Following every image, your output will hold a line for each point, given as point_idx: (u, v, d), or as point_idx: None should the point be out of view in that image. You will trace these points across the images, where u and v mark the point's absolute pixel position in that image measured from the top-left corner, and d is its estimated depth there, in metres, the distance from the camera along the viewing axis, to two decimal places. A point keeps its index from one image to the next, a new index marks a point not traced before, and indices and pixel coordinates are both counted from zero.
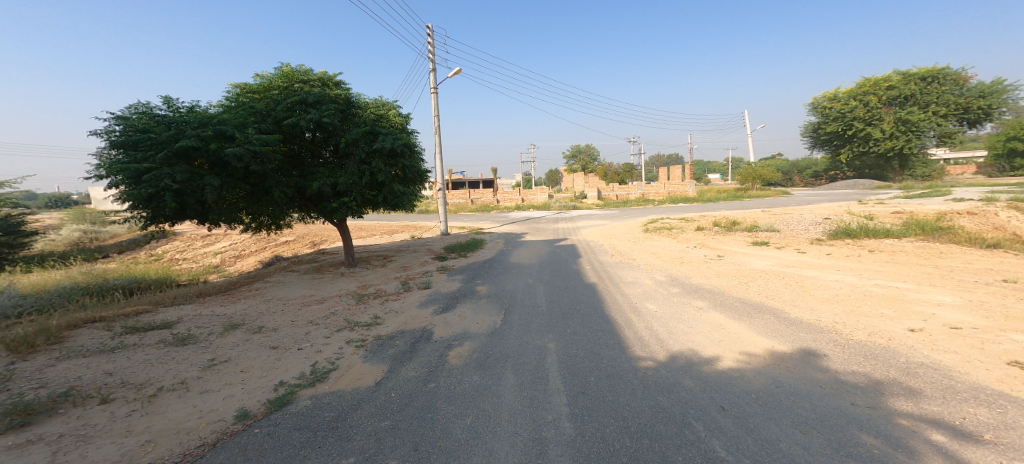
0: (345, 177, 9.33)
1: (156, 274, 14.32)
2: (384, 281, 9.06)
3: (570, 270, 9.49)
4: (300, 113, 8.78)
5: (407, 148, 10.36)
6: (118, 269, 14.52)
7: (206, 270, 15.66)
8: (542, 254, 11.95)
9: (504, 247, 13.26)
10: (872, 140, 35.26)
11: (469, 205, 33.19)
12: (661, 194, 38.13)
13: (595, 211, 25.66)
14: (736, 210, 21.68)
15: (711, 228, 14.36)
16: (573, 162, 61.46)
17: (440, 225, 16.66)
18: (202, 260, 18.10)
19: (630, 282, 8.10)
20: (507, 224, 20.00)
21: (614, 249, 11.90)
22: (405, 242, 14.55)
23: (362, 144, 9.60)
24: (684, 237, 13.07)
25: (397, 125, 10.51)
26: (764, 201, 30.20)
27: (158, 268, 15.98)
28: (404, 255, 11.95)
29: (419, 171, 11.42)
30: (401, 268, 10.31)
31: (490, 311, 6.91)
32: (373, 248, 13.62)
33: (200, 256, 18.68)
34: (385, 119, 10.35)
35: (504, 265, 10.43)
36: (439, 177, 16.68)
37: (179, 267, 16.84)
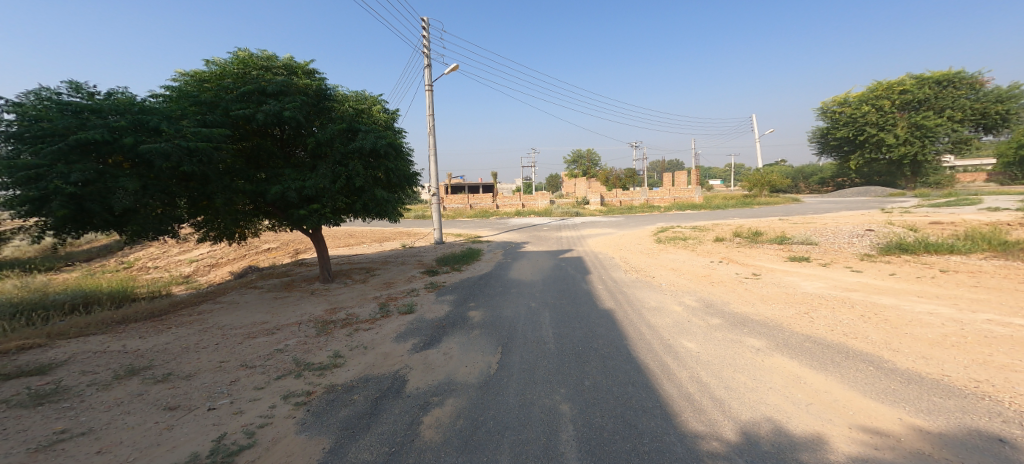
0: (315, 180, 7.89)
1: (114, 285, 12.85)
2: (361, 302, 7.61)
3: (581, 291, 8.04)
4: (258, 104, 7.40)
5: (394, 149, 8.85)
6: (73, 280, 13.05)
7: (173, 282, 14.20)
8: (547, 268, 10.50)
9: (503, 259, 11.80)
10: (884, 145, 34.09)
11: (467, 211, 31.82)
12: (665, 201, 36.82)
13: (599, 218, 24.28)
14: (751, 218, 20.35)
15: (731, 239, 12.95)
16: (574, 168, 60.32)
17: (433, 233, 15.22)
18: (174, 269, 16.65)
19: (654, 308, 6.66)
20: (506, 232, 18.57)
21: (628, 263, 10.45)
22: (394, 252, 13.10)
23: (337, 142, 8.13)
24: (705, 250, 11.66)
25: (383, 121, 9.04)
26: (775, 209, 28.96)
27: (122, 279, 14.52)
28: (391, 268, 10.52)
29: (409, 175, 9.90)
30: (383, 285, 8.87)
31: (483, 349, 5.47)
32: (356, 258, 12.16)
33: (173, 265, 17.22)
34: (368, 115, 8.90)
35: (502, 282, 8.97)
36: (433, 180, 15.27)
37: (147, 277, 15.39)
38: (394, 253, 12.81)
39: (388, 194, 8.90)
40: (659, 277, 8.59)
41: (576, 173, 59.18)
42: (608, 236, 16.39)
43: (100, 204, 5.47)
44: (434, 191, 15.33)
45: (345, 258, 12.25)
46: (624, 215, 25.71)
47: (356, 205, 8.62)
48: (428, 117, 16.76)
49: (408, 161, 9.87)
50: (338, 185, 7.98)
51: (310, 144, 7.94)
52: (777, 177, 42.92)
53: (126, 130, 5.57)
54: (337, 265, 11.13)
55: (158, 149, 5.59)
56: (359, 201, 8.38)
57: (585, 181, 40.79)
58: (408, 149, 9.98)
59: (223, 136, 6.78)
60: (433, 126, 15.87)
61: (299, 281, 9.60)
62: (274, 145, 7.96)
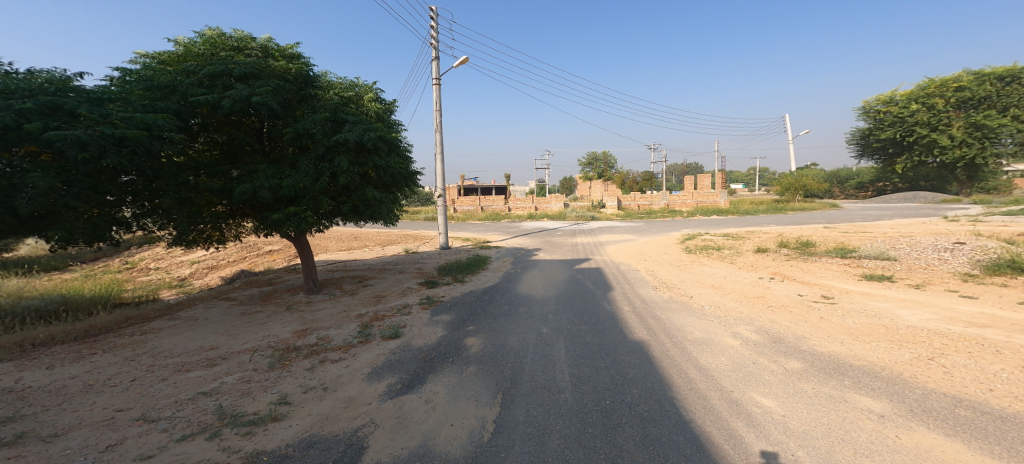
0: (296, 177, 6.62)
1: (103, 289, 12.05)
2: (343, 320, 6.35)
3: (603, 313, 6.61)
4: (224, 89, 6.20)
5: (387, 143, 7.59)
6: (61, 283, 12.33)
7: (165, 284, 13.33)
8: (561, 281, 9.11)
9: (513, 269, 10.42)
10: (936, 147, 31.49)
11: (479, 213, 30.58)
12: (688, 205, 34.76)
13: (619, 222, 22.67)
14: (792, 225, 18.44)
15: (777, 249, 11.24)
16: (592, 170, 58.52)
17: (439, 237, 13.98)
18: (171, 271, 15.90)
19: (702, 340, 5.15)
20: (518, 236, 17.22)
21: (655, 277, 8.96)
22: (394, 257, 11.88)
23: (322, 133, 6.86)
24: (745, 262, 10.03)
25: (375, 112, 7.80)
26: (813, 215, 26.75)
27: (115, 281, 13.77)
28: (386, 277, 9.30)
29: (408, 174, 8.63)
30: (373, 298, 7.65)
31: (479, 400, 4.09)
32: (351, 265, 10.99)
33: (168, 264, 16.40)
34: (358, 105, 7.69)
35: (507, 299, 7.64)
36: (439, 180, 14.06)
37: (139, 278, 14.53)
38: (394, 259, 11.62)
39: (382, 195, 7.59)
40: (696, 297, 7.09)
41: (593, 175, 57.28)
42: (629, 243, 14.85)
43: (6, 203, 4.50)
44: (441, 192, 14.12)
45: (339, 264, 11.10)
46: (646, 220, 23.99)
47: (345, 208, 7.30)
48: (435, 113, 15.59)
49: (406, 159, 8.62)
50: (322, 183, 6.71)
51: (287, 136, 6.69)
52: (812, 181, 40.20)
53: (34, 113, 4.62)
54: (330, 272, 9.97)
55: (70, 136, 4.62)
56: (348, 204, 7.06)
57: (603, 183, 39.02)
58: (405, 145, 8.74)
59: (171, 124, 5.68)
60: (440, 123, 14.69)
61: (281, 289, 8.44)
62: (248, 138, 6.74)
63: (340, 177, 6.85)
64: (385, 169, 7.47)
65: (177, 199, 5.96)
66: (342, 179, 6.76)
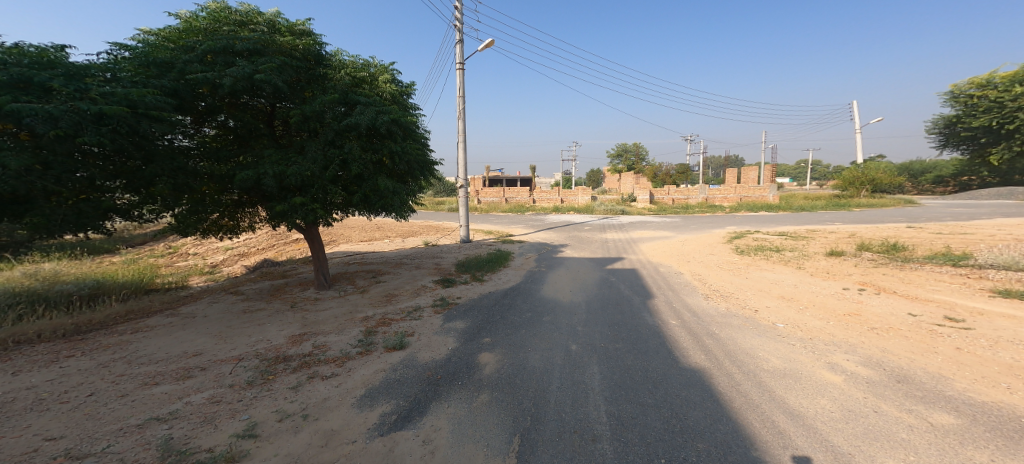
0: (305, 164, 5.81)
1: (127, 274, 11.97)
2: (348, 325, 5.63)
3: (637, 324, 5.59)
4: (226, 66, 5.47)
5: (404, 129, 6.74)
6: (89, 268, 12.34)
7: (188, 271, 13.18)
8: (590, 283, 8.07)
9: (539, 267, 9.50)
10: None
11: (506, 205, 29.65)
12: (731, 199, 32.24)
13: (655, 217, 21.13)
14: (854, 225, 16.46)
15: (845, 253, 9.70)
16: (625, 162, 56.06)
17: (462, 230, 13.24)
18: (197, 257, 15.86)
19: (785, 371, 3.94)
20: (545, 230, 16.21)
21: (700, 282, 7.69)
22: (414, 251, 11.22)
23: (333, 116, 6.05)
24: (811, 266, 8.52)
25: (389, 94, 6.99)
26: (880, 213, 23.97)
27: (142, 266, 13.75)
28: (402, 273, 8.61)
29: (424, 162, 7.79)
30: (385, 298, 6.92)
31: (488, 445, 3.16)
32: (368, 258, 10.35)
33: (194, 249, 16.38)
34: (371, 86, 6.90)
35: (529, 304, 6.73)
36: (462, 169, 13.25)
37: (165, 262, 14.50)
38: (413, 252, 10.94)
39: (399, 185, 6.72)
40: (758, 308, 5.79)
41: (628, 168, 54.69)
42: (666, 240, 13.49)
43: None
44: (464, 182, 13.31)
45: (356, 256, 10.48)
46: (685, 215, 22.28)
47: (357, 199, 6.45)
48: (459, 99, 14.73)
49: (423, 146, 7.77)
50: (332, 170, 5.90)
51: (293, 118, 5.88)
52: (880, 175, 36.19)
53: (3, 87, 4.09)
54: (345, 265, 9.37)
55: (40, 111, 4.02)
56: (360, 196, 6.17)
57: (638, 177, 36.75)
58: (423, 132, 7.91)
59: (165, 102, 4.93)
60: (463, 110, 13.86)
61: (291, 282, 7.84)
62: (254, 122, 6.03)
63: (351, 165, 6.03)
64: (400, 156, 6.58)
65: (173, 185, 5.16)
66: (354, 167, 5.94)
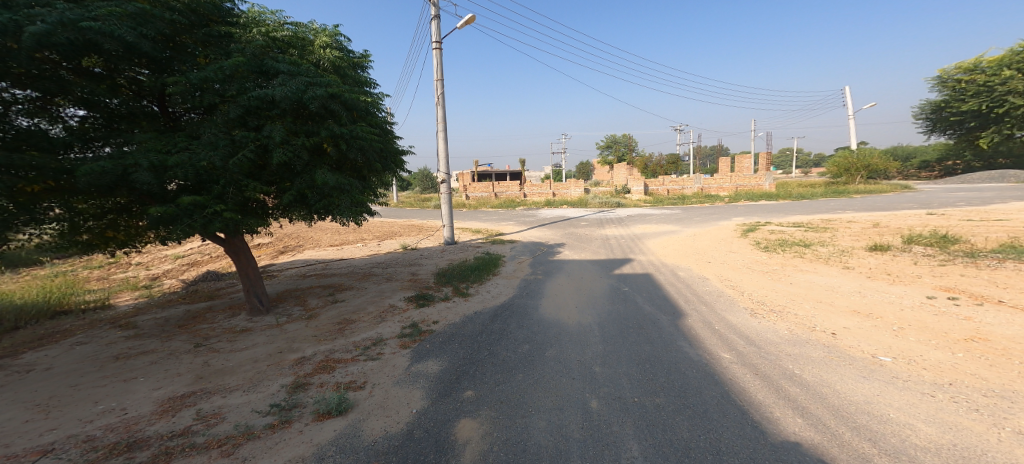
0: (201, 150, 3.89)
1: (34, 288, 9.83)
2: (271, 374, 3.92)
3: (674, 362, 4.03)
4: (40, 8, 3.57)
5: (352, 109, 4.94)
6: None
7: (117, 280, 11.06)
8: (599, 297, 6.48)
9: (536, 276, 7.86)
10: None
11: (493, 201, 27.84)
12: (726, 188, 30.97)
13: (653, 210, 19.72)
14: (867, 214, 15.30)
15: (888, 246, 8.35)
16: (613, 154, 54.62)
17: (444, 230, 11.55)
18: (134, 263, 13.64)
19: (960, 451, 2.39)
20: (538, 227, 14.58)
21: (736, 290, 6.17)
22: (387, 257, 9.46)
23: (241, 87, 4.21)
24: (862, 266, 7.11)
25: (327, 62, 5.21)
26: (882, 200, 23.12)
27: (61, 276, 11.54)
28: (368, 287, 6.88)
29: (389, 152, 5.98)
30: (336, 326, 5.20)
31: None
32: (330, 266, 8.52)
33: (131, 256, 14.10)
34: (300, 52, 5.12)
35: (524, 333, 5.12)
36: (443, 162, 11.52)
37: (91, 272, 12.19)
38: (386, 259, 9.18)
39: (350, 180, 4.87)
40: (840, 328, 4.27)
41: (618, 160, 53.13)
42: (674, 235, 12.01)
43: None
44: (445, 176, 11.58)
45: (316, 264, 8.62)
46: (684, 207, 20.93)
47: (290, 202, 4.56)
48: (437, 83, 12.91)
49: (386, 132, 5.97)
50: (243, 158, 4.01)
51: (174, 89, 3.93)
52: (877, 161, 35.34)
53: None
54: (296, 276, 7.58)
55: None
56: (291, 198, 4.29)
57: (630, 168, 35.32)
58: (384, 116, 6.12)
59: None
60: (443, 95, 12.12)
61: (217, 303, 5.98)
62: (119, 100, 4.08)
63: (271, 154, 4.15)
64: (350, 141, 4.71)
65: None
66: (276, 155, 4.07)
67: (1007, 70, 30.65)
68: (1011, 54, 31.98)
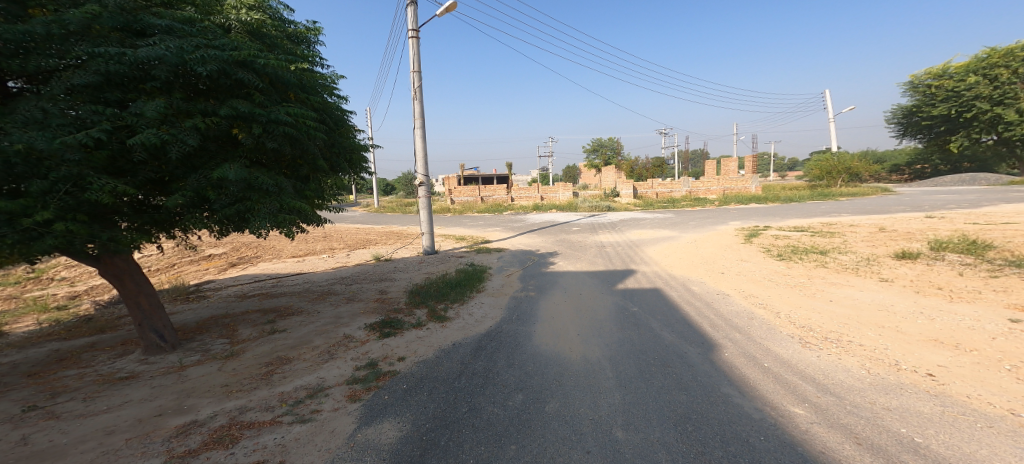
0: (18, 131, 2.61)
1: None
2: (123, 457, 2.62)
3: (716, 423, 2.91)
4: None
5: (275, 81, 3.70)
6: None
7: (29, 299, 9.36)
8: (605, 321, 5.37)
9: (530, 294, 6.69)
10: (1002, 123, 31.35)
11: (477, 205, 26.60)
12: (714, 191, 30.57)
13: (644, 213, 18.89)
14: (866, 218, 14.74)
15: (917, 254, 7.53)
16: (598, 157, 54.17)
17: (423, 239, 10.30)
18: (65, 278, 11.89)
19: None
20: (526, 233, 13.45)
21: (768, 309, 5.14)
22: (356, 270, 8.14)
23: (95, 47, 2.95)
24: (900, 277, 6.22)
25: (240, 24, 3.91)
26: (869, 203, 22.93)
27: None
28: (320, 309, 5.57)
29: (342, 145, 4.73)
30: (262, 370, 3.90)
31: None
32: (281, 278, 7.17)
33: (62, 270, 12.35)
34: (203, 12, 3.83)
35: (512, 376, 3.95)
36: (421, 163, 10.27)
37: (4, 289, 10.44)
38: (353, 272, 7.88)
39: (275, 179, 3.54)
40: (934, 367, 3.24)
41: (604, 163, 52.50)
42: (674, 242, 11.08)
43: None
44: (424, 178, 10.33)
45: (264, 277, 7.25)
46: (676, 210, 20.17)
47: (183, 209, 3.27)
48: (413, 75, 11.47)
49: (337, 119, 4.73)
50: (91, 141, 2.72)
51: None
52: (858, 163, 35.64)
53: None
54: (235, 293, 6.17)
55: None
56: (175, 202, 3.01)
57: (617, 171, 34.69)
58: (334, 100, 4.89)
59: None
60: (420, 89, 10.79)
61: (106, 337, 4.60)
62: None
63: (138, 136, 2.86)
64: (268, 127, 3.37)
65: None
66: (145, 138, 2.80)
67: (976, 76, 31.49)
68: (977, 60, 32.93)
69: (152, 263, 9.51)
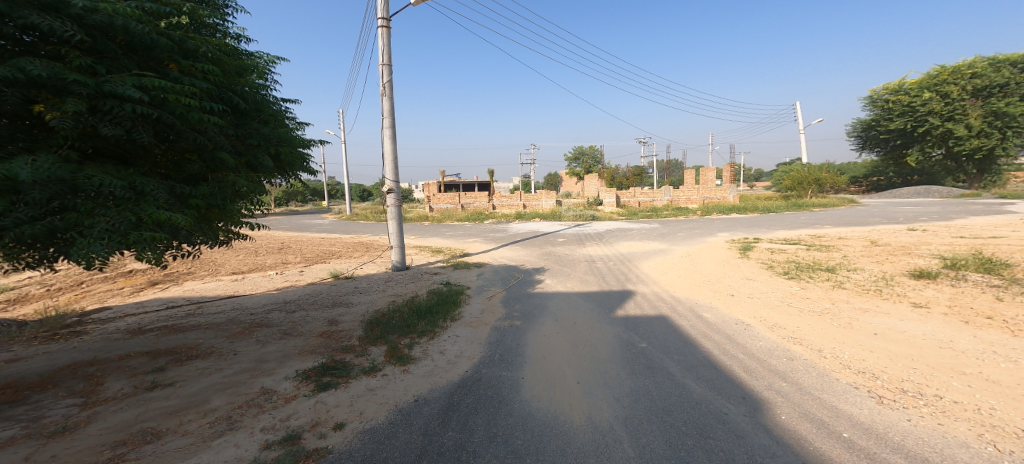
0: None
1: None
2: None
3: None
4: None
5: (125, 41, 2.76)
6: None
7: None
8: (610, 366, 4.33)
9: (515, 327, 5.60)
10: (953, 138, 33.01)
11: (455, 213, 25.35)
12: (693, 201, 30.42)
13: (629, 223, 18.16)
14: (851, 230, 14.47)
15: (934, 273, 6.89)
16: (576, 166, 53.96)
17: (392, 253, 9.08)
18: None
19: None
20: (507, 246, 12.35)
21: (805, 344, 4.25)
22: (308, 291, 6.82)
23: None
24: (934, 301, 5.49)
25: None
26: (844, 214, 23.17)
27: None
28: (239, 349, 4.25)
29: (262, 134, 3.68)
30: (103, 456, 2.58)
31: None
32: (204, 303, 5.78)
33: None
34: None
35: (494, 460, 2.81)
36: (390, 167, 9.03)
37: None
38: (301, 294, 6.55)
39: (126, 178, 2.55)
40: None
41: (582, 172, 52.20)
42: (666, 256, 10.27)
43: None
44: (392, 184, 9.07)
45: (180, 301, 5.85)
46: (660, 221, 19.58)
47: None
48: (382, 67, 9.93)
49: (255, 101, 3.68)
50: None
51: None
52: (827, 175, 36.52)
53: None
54: (131, 324, 4.78)
55: None
56: None
57: (597, 180, 34.22)
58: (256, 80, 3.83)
59: None
60: (391, 83, 9.21)
61: None
62: None
63: None
64: (101, 105, 2.44)
65: None
66: None
67: (930, 93, 33.03)
68: (929, 77, 34.60)
69: (53, 283, 7.83)
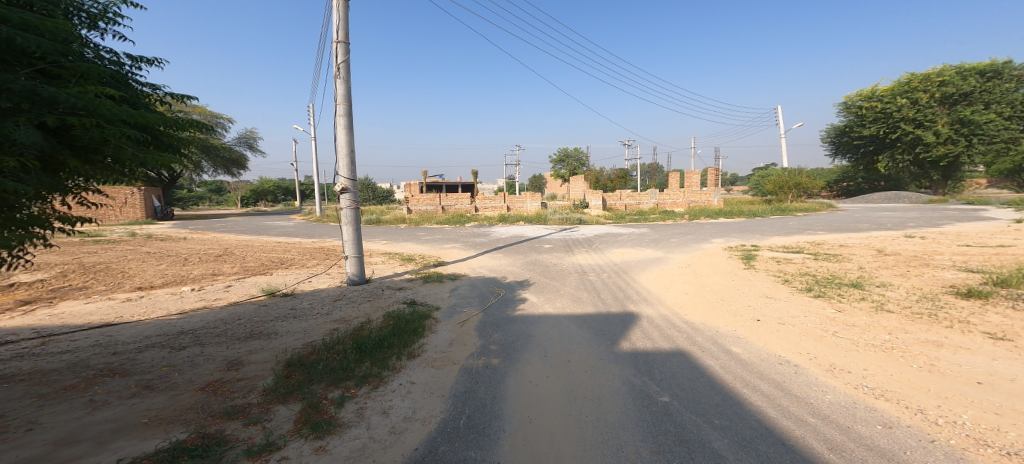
0: None
1: None
2: None
3: None
4: None
5: None
6: None
7: None
8: (625, 439, 3.03)
9: (493, 372, 4.26)
10: (921, 144, 33.42)
11: (434, 216, 23.82)
12: (678, 205, 29.69)
13: (616, 227, 17.05)
14: (848, 237, 13.67)
15: (984, 290, 5.88)
16: (558, 168, 53.04)
17: (348, 263, 7.58)
18: None
19: None
20: (486, 253, 10.96)
21: (894, 400, 3.11)
22: (226, 315, 5.31)
23: None
24: (1012, 331, 4.41)
25: None
26: (829, 220, 22.73)
27: None
28: (43, 421, 2.74)
29: (26, 90, 2.30)
30: None
31: None
32: (55, 338, 4.35)
33: None
34: None
35: None
36: (344, 162, 7.54)
37: None
38: (209, 321, 5.04)
39: None
40: None
41: (566, 174, 51.33)
42: (664, 266, 9.12)
43: None
44: (347, 182, 7.56)
45: (27, 336, 4.29)
46: (648, 224, 18.55)
47: None
48: (339, 45, 7.76)
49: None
50: None
51: None
52: (806, 179, 36.59)
53: None
54: None
55: None
56: None
57: (579, 182, 33.18)
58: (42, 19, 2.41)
59: None
60: (347, 63, 7.67)
61: None
62: None
63: None
64: None
65: None
66: None
67: (903, 100, 33.45)
68: (901, 84, 35.06)
69: None
